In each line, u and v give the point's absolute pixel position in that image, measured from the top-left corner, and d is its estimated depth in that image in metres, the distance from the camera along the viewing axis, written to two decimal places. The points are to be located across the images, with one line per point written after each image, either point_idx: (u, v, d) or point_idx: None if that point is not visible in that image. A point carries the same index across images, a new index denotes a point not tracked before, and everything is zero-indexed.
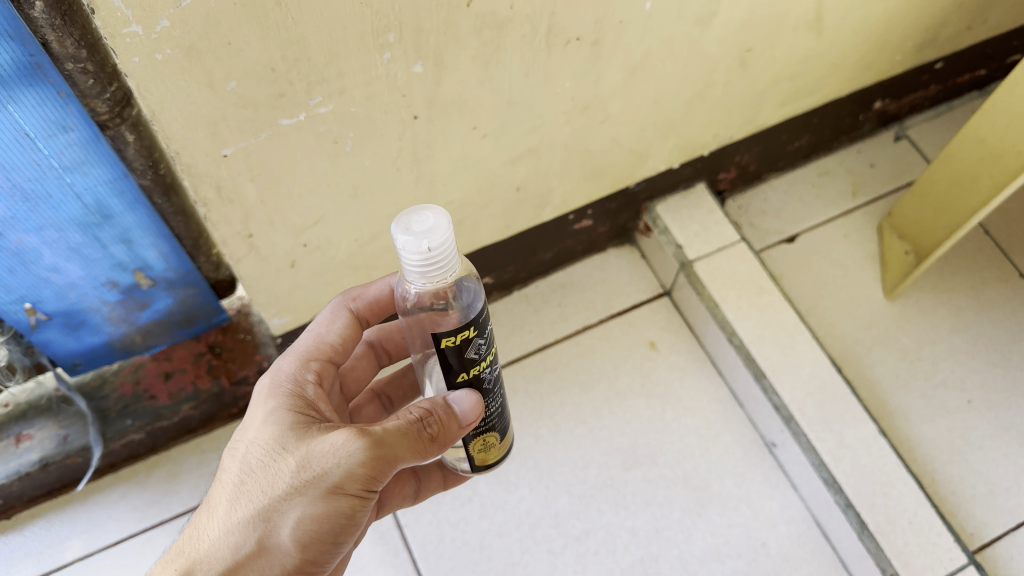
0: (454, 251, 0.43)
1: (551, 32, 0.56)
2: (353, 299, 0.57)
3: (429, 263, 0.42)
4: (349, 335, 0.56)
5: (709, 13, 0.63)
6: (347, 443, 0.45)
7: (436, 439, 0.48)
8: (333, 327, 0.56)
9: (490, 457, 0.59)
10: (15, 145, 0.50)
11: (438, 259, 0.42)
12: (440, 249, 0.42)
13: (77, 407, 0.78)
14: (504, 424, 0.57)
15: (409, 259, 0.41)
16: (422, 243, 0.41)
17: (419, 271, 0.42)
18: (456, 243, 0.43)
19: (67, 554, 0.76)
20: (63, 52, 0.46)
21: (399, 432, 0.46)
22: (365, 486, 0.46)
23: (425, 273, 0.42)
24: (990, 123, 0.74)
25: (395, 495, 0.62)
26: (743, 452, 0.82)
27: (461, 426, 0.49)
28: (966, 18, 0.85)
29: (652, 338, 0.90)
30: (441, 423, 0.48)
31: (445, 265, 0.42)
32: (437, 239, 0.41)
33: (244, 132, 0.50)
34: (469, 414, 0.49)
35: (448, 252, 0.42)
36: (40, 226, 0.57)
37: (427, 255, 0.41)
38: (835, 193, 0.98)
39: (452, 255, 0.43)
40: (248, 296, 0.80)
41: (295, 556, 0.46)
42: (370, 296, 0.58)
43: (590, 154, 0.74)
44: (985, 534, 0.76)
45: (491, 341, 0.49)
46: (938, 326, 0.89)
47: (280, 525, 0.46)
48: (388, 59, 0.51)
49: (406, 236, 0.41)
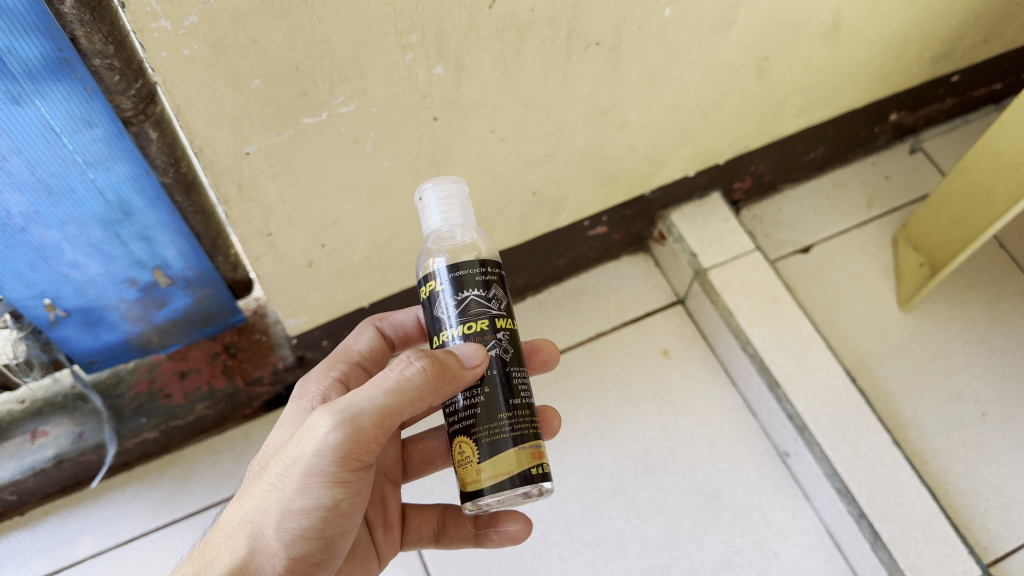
0: (465, 201, 0.50)
1: (571, 36, 0.57)
2: (380, 319, 0.62)
3: (443, 206, 0.49)
4: (376, 347, 0.60)
5: (727, 21, 0.64)
6: (319, 419, 0.45)
7: (419, 390, 0.44)
8: (359, 340, 0.60)
9: (499, 473, 0.45)
10: (40, 139, 0.50)
11: (453, 201, 0.49)
12: (453, 190, 0.49)
13: (92, 404, 0.78)
14: (497, 433, 0.46)
15: (426, 211, 0.49)
16: (431, 193, 0.49)
17: (439, 219, 0.49)
18: (465, 198, 0.50)
19: (79, 552, 0.76)
20: (91, 47, 0.47)
21: (373, 391, 0.44)
22: (339, 463, 0.44)
23: (441, 213, 0.48)
24: (1006, 135, 0.73)
25: (411, 534, 0.63)
26: (756, 461, 0.82)
27: (454, 370, 0.45)
28: (984, 31, 0.85)
29: (665, 345, 0.89)
30: (427, 368, 0.44)
31: (458, 207, 0.49)
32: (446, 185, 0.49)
33: (267, 130, 0.51)
34: (471, 357, 0.45)
35: (459, 195, 0.49)
36: (62, 221, 0.57)
37: (440, 195, 0.49)
38: (851, 206, 0.97)
39: (466, 201, 0.50)
40: (264, 297, 0.82)
41: (284, 552, 0.45)
42: (398, 319, 0.62)
43: (606, 161, 0.75)
44: (999, 548, 0.75)
45: (471, 309, 0.47)
46: (952, 339, 0.88)
47: (265, 521, 0.45)
48: (410, 60, 0.51)
49: (420, 189, 0.50)
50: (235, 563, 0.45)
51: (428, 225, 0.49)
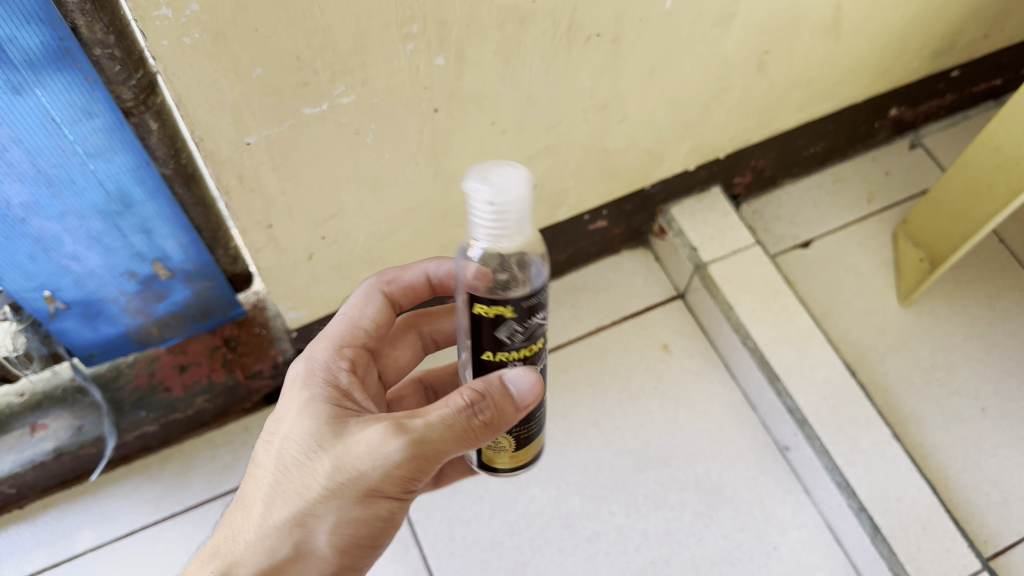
0: (526, 204, 0.39)
1: (572, 28, 0.57)
2: (388, 282, 0.57)
3: (504, 219, 0.39)
4: (383, 319, 0.56)
5: (728, 15, 0.64)
6: (380, 440, 0.43)
7: (487, 428, 0.44)
8: (366, 311, 0.55)
9: (523, 457, 0.52)
10: (40, 129, 0.50)
11: (514, 209, 0.38)
12: (519, 193, 0.38)
13: (92, 398, 0.78)
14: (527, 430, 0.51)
15: (478, 213, 0.38)
16: (495, 199, 0.38)
17: (490, 232, 0.39)
18: (526, 197, 0.39)
19: (79, 545, 0.76)
20: (92, 37, 0.47)
21: (441, 427, 0.43)
22: (401, 486, 0.44)
23: (496, 226, 0.39)
24: (1006, 130, 0.73)
25: None
26: (756, 456, 0.82)
27: (518, 407, 0.44)
28: (983, 27, 0.85)
29: (664, 340, 0.89)
30: (495, 408, 0.44)
31: (521, 215, 0.39)
32: (509, 182, 0.38)
33: (267, 121, 0.51)
34: (527, 395, 0.45)
35: (519, 200, 0.39)
36: (62, 213, 0.57)
37: (498, 205, 0.38)
38: (851, 201, 0.97)
39: (528, 204, 0.40)
40: (264, 291, 0.81)
41: (331, 559, 0.46)
42: (405, 281, 0.57)
43: (607, 154, 0.75)
44: (999, 542, 0.75)
45: (535, 334, 0.45)
46: (952, 334, 0.88)
47: (315, 530, 0.45)
48: (411, 51, 0.51)
49: (479, 187, 0.38)
50: (279, 563, 0.45)
51: (475, 230, 0.40)
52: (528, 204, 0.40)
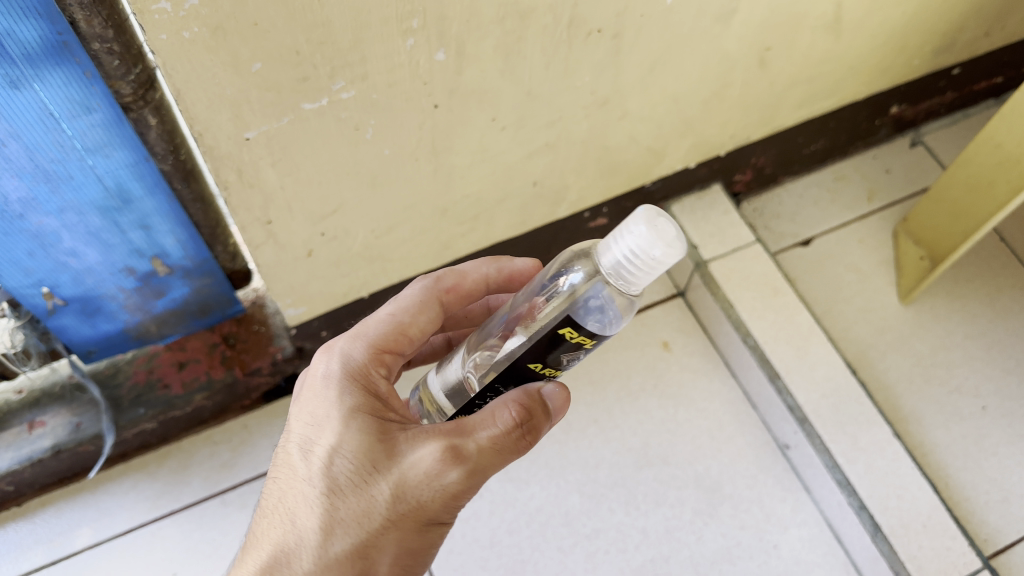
0: (658, 272, 0.43)
1: (573, 23, 0.56)
2: (445, 289, 0.53)
3: (632, 265, 0.43)
4: (434, 327, 0.52)
5: (730, 11, 0.63)
6: (441, 464, 0.43)
7: (531, 443, 0.46)
8: (416, 318, 0.51)
9: None
10: (38, 124, 0.50)
11: (642, 278, 0.44)
12: (653, 273, 0.44)
13: (90, 395, 0.78)
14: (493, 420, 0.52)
15: (632, 246, 0.43)
16: (643, 245, 0.42)
17: (617, 264, 0.43)
18: (662, 266, 0.43)
19: (77, 543, 0.76)
20: (90, 31, 0.47)
21: (496, 446, 0.44)
22: (457, 505, 0.45)
23: (623, 264, 0.43)
24: (1007, 128, 0.73)
25: None
26: (756, 454, 0.82)
27: (550, 421, 0.48)
28: (985, 24, 0.85)
29: (664, 338, 0.89)
30: (537, 422, 0.46)
31: (645, 276, 0.43)
32: (665, 243, 0.42)
33: (266, 116, 0.51)
34: (559, 407, 0.48)
35: (655, 264, 0.43)
36: (61, 208, 0.57)
37: (640, 251, 0.42)
38: (851, 199, 0.97)
39: (657, 275, 0.44)
40: (263, 288, 0.82)
41: None
42: (464, 289, 0.54)
43: (607, 151, 0.74)
44: (998, 541, 0.76)
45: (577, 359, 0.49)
46: (952, 332, 0.88)
47: (375, 560, 0.43)
48: (411, 45, 0.51)
49: (642, 228, 0.42)
50: None
51: (614, 249, 0.43)
52: (657, 274, 0.44)
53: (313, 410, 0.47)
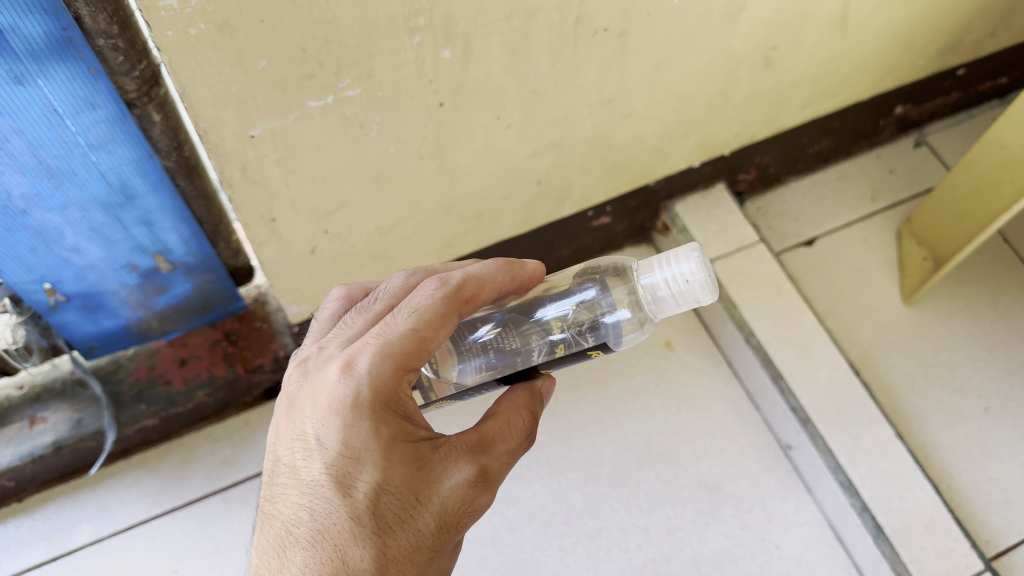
0: (688, 304, 0.47)
1: (580, 21, 0.56)
2: (466, 301, 0.44)
3: (670, 289, 0.47)
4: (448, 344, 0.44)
5: (736, 10, 0.63)
6: (481, 488, 0.43)
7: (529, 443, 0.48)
8: (436, 335, 0.43)
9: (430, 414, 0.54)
10: (43, 120, 0.50)
11: (673, 307, 0.48)
12: (684, 307, 0.48)
13: (91, 391, 0.78)
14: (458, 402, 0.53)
15: (676, 278, 0.46)
16: (687, 275, 0.46)
17: (654, 283, 0.47)
18: (693, 300, 0.47)
19: (78, 539, 0.76)
20: (95, 27, 0.47)
21: (513, 456, 0.46)
22: None
23: (661, 285, 0.47)
24: (1012, 128, 0.73)
25: None
26: (758, 454, 0.82)
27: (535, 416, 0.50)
28: (991, 24, 0.84)
29: (667, 337, 0.89)
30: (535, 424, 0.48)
31: (677, 303, 0.47)
32: (706, 282, 0.46)
33: (271, 113, 0.50)
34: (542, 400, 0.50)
35: (690, 296, 0.47)
36: (64, 204, 0.57)
37: (683, 280, 0.46)
38: (855, 199, 0.97)
39: (686, 307, 0.48)
40: (265, 285, 0.82)
41: None
42: (481, 300, 0.46)
43: (611, 149, 0.74)
44: (1001, 542, 0.76)
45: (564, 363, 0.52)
46: (955, 332, 0.88)
47: None
48: (417, 43, 0.51)
49: (691, 262, 0.46)
50: None
51: (659, 272, 0.47)
52: (686, 306, 0.48)
53: (343, 441, 0.41)
